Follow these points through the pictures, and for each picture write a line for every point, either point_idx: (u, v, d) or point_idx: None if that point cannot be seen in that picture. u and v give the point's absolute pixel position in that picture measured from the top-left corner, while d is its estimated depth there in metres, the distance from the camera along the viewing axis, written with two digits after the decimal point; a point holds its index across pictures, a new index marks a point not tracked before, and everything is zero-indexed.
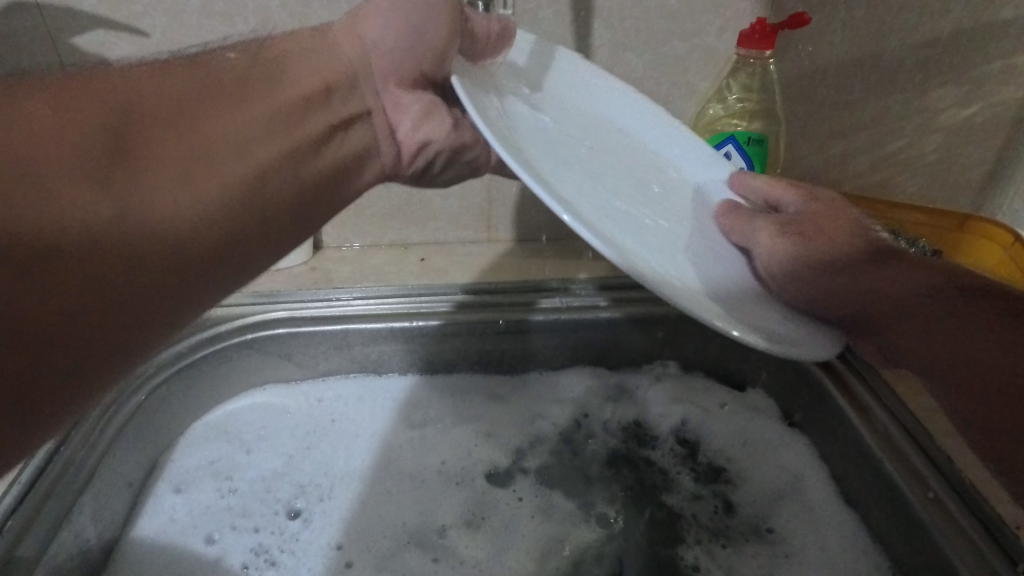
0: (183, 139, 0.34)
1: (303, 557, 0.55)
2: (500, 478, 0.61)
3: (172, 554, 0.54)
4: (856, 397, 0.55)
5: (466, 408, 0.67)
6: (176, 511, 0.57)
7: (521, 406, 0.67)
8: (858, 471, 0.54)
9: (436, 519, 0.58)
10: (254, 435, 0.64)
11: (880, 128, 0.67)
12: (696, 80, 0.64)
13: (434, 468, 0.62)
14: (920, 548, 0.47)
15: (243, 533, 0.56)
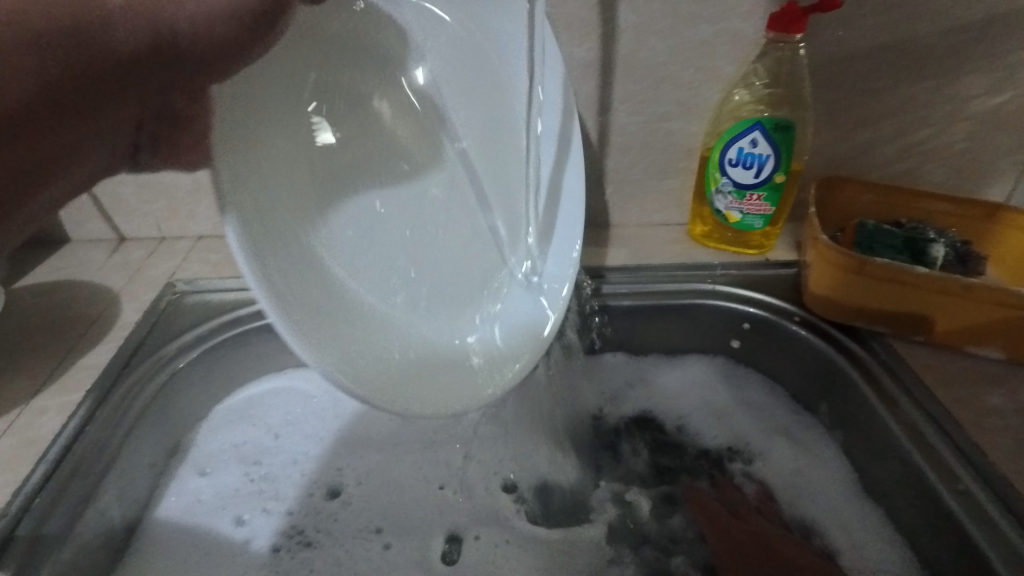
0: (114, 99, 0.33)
1: (339, 540, 0.57)
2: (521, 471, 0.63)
3: (199, 536, 0.55)
4: (884, 388, 0.54)
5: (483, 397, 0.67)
6: (202, 493, 0.58)
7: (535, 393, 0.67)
8: (882, 462, 0.53)
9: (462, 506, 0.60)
10: (279, 419, 0.64)
11: (908, 115, 0.66)
12: (722, 64, 0.63)
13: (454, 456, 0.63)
14: (946, 538, 0.47)
15: (272, 516, 0.57)
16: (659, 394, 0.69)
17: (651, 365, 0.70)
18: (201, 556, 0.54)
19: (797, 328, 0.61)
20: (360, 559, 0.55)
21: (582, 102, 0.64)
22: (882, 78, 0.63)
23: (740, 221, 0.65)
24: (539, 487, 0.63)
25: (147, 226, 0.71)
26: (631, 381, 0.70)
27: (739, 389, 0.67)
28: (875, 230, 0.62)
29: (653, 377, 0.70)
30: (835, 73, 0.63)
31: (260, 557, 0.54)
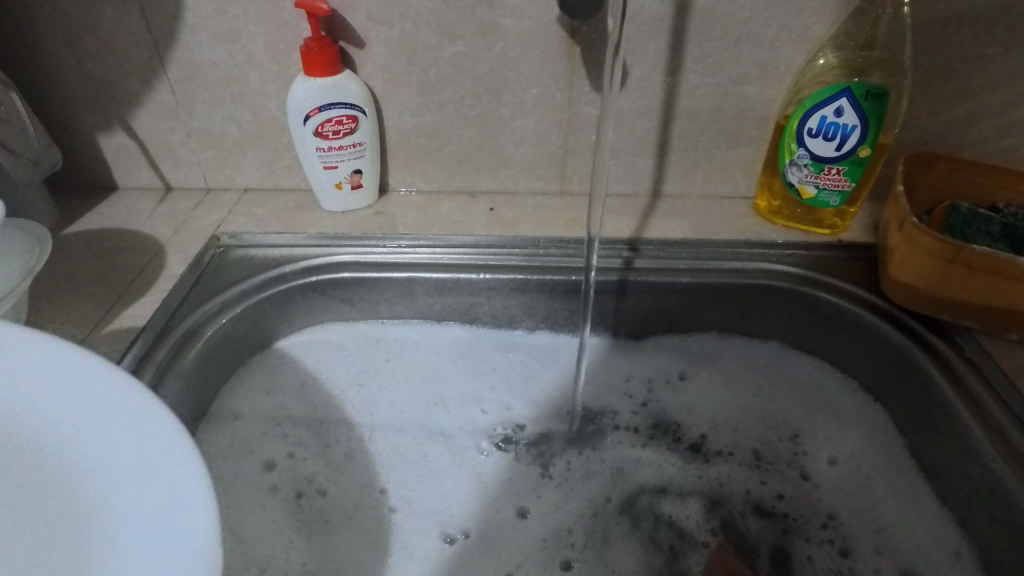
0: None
1: (350, 494, 0.55)
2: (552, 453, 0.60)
3: (228, 481, 0.54)
4: (967, 386, 0.50)
5: (532, 370, 0.65)
6: (239, 439, 0.57)
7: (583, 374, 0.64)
8: (959, 467, 0.49)
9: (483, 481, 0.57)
10: (313, 369, 0.63)
11: (1017, 88, 0.59)
12: (811, 22, 0.56)
13: (489, 426, 0.61)
14: None
15: (299, 462, 0.57)
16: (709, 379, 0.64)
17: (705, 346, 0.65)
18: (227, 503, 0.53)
19: (872, 316, 0.57)
20: (367, 513, 0.54)
21: (651, 60, 0.59)
22: (992, 43, 0.56)
23: (814, 197, 0.60)
24: (561, 470, 0.59)
25: (193, 176, 0.70)
26: (679, 359, 0.65)
27: (792, 374, 0.63)
28: (968, 214, 0.56)
29: (703, 358, 0.65)
30: (939, 36, 0.56)
31: (284, 506, 0.54)
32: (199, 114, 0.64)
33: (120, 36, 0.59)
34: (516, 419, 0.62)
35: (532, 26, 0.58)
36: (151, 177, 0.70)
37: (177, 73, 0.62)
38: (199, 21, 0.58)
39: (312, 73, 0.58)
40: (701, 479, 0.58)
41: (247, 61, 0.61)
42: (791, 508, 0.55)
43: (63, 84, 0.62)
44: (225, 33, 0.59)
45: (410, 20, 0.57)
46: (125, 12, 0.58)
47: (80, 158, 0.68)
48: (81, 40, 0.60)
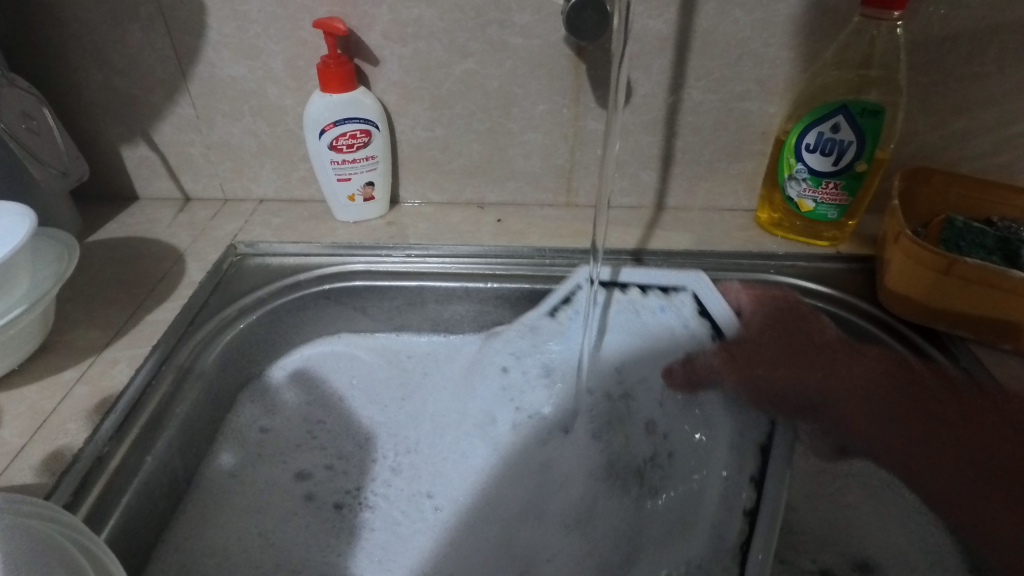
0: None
1: (392, 503, 0.56)
2: (578, 442, 0.61)
3: (251, 489, 0.56)
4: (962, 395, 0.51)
5: (535, 353, 0.64)
6: (263, 446, 0.59)
7: (589, 355, 0.62)
8: (957, 475, 0.51)
9: (523, 491, 0.58)
10: (345, 384, 0.65)
11: (1012, 105, 0.60)
12: (809, 42, 0.59)
13: (516, 426, 0.62)
14: None
15: (338, 476, 0.58)
16: (685, 318, 0.60)
17: (667, 284, 0.62)
18: (252, 509, 0.55)
19: (870, 325, 0.58)
20: (417, 523, 0.55)
21: (655, 77, 0.61)
22: (986, 62, 0.58)
23: (813, 211, 0.62)
24: (590, 475, 0.59)
25: (211, 187, 0.72)
26: (620, 321, 0.62)
27: None
28: (963, 227, 0.57)
29: (670, 296, 0.61)
30: (934, 55, 0.58)
31: (312, 514, 0.55)
32: (219, 126, 0.67)
33: (146, 52, 0.62)
34: (534, 421, 0.62)
35: (540, 45, 0.60)
36: (170, 188, 0.73)
37: (198, 88, 0.64)
38: (223, 39, 0.61)
39: (329, 89, 0.60)
40: (694, 420, 0.56)
41: (266, 78, 0.63)
42: (802, 508, 0.55)
43: (89, 97, 0.65)
44: (245, 50, 0.61)
45: (424, 39, 0.60)
46: (151, 31, 0.61)
47: (103, 168, 0.71)
48: (109, 56, 0.62)
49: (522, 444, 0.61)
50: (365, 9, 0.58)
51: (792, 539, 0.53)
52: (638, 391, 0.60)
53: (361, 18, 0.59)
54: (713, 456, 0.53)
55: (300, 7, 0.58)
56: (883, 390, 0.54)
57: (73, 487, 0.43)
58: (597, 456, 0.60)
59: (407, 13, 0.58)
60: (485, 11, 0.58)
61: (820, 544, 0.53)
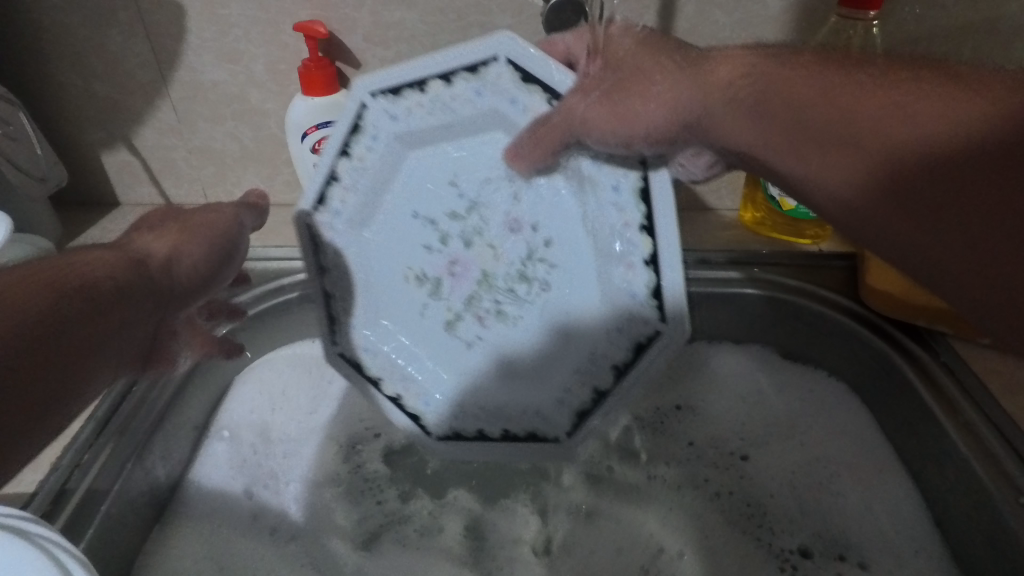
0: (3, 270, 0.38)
1: (349, 508, 0.57)
2: (454, 259, 0.55)
3: (225, 501, 0.55)
4: (941, 388, 0.52)
5: (372, 188, 0.52)
6: (224, 460, 0.57)
7: (440, 168, 0.52)
8: (937, 466, 0.51)
9: (434, 381, 0.57)
10: (293, 389, 0.63)
11: None
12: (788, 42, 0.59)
13: (384, 256, 0.55)
14: (1003, 550, 0.44)
15: (284, 484, 0.56)
16: (511, 96, 0.45)
17: (471, 58, 0.44)
18: (224, 524, 0.53)
19: (851, 321, 0.59)
20: (377, 527, 0.56)
21: None
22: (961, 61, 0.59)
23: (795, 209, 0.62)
24: (501, 371, 0.56)
25: (193, 192, 0.72)
26: (477, 150, 0.51)
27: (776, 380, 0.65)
28: None
29: (477, 71, 0.45)
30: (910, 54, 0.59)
31: (285, 525, 0.54)
32: (200, 130, 0.66)
33: (126, 57, 0.61)
34: (396, 235, 0.54)
35: None
36: (152, 194, 0.72)
37: (180, 92, 0.64)
38: (203, 43, 0.61)
39: (310, 93, 0.60)
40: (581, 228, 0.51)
41: (248, 82, 0.63)
42: (787, 502, 0.56)
43: (68, 102, 0.65)
44: (226, 54, 0.61)
45: (406, 42, 0.60)
46: (131, 36, 0.60)
47: (83, 174, 0.70)
48: (88, 62, 0.62)
49: (388, 242, 0.54)
50: (346, 12, 0.58)
51: (771, 523, 0.55)
52: (486, 197, 0.53)
53: (342, 21, 0.59)
54: (591, 282, 0.52)
55: (281, 11, 0.58)
56: (893, 165, 0.33)
57: (49, 499, 0.43)
58: (472, 271, 0.55)
59: (389, 16, 0.58)
60: (467, 13, 0.58)
61: (799, 527, 0.54)
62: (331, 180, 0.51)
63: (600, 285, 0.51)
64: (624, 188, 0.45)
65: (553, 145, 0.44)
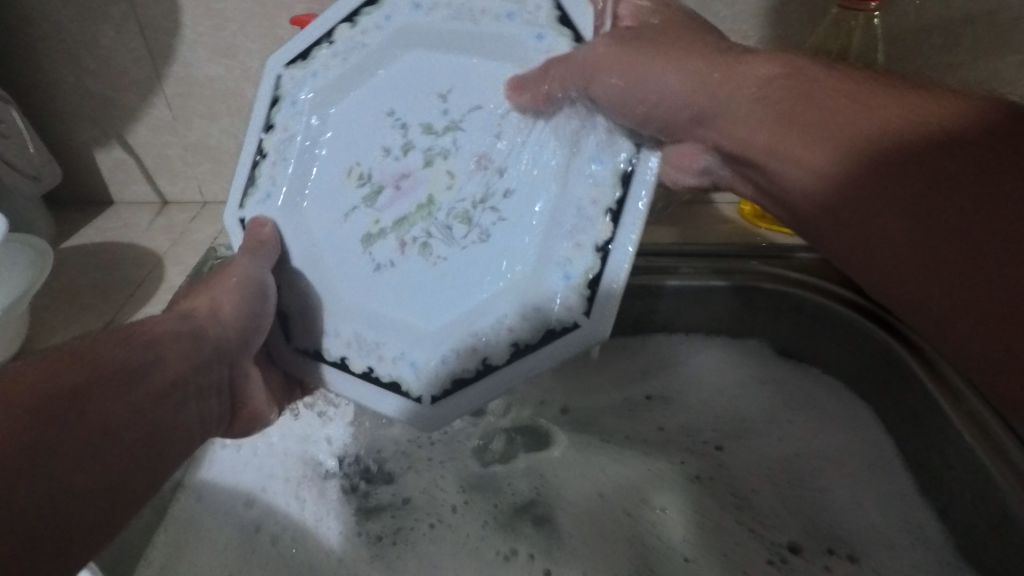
0: (89, 359, 0.35)
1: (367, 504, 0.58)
2: (406, 171, 0.47)
3: (232, 504, 0.55)
4: (945, 378, 0.52)
5: (349, 76, 0.47)
6: (234, 463, 0.57)
7: (392, 121, 0.47)
8: (942, 457, 0.51)
9: (341, 310, 0.46)
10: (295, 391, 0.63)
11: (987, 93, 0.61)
12: None
13: (329, 164, 0.48)
14: (1010, 541, 0.44)
15: (300, 484, 0.57)
16: (540, 30, 0.41)
17: None
18: (226, 534, 0.54)
19: (853, 313, 0.59)
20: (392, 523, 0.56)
21: None
22: (961, 53, 0.59)
23: None
24: (385, 285, 0.46)
25: (189, 189, 0.71)
26: (469, 73, 0.45)
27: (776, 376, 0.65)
28: None
29: (557, 11, 0.40)
30: (909, 46, 0.59)
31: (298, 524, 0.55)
32: (195, 127, 0.65)
33: (119, 53, 0.60)
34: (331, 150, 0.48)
35: None
36: (146, 191, 0.71)
37: (174, 88, 0.63)
38: (198, 38, 0.60)
39: None
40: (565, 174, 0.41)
41: (244, 77, 0.62)
42: (774, 498, 0.57)
43: (60, 99, 0.63)
44: (222, 49, 0.60)
45: None
46: (124, 31, 0.59)
47: (76, 172, 0.69)
48: (80, 58, 0.61)
49: (343, 129, 0.48)
50: None
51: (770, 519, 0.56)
52: (468, 123, 0.45)
53: None
54: (545, 218, 0.42)
55: (278, 5, 0.57)
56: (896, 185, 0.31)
57: None
58: (418, 192, 0.46)
59: None
60: None
61: (793, 521, 0.55)
62: (323, 40, 0.46)
63: (542, 238, 0.42)
64: (616, 138, 0.40)
65: (547, 89, 0.41)
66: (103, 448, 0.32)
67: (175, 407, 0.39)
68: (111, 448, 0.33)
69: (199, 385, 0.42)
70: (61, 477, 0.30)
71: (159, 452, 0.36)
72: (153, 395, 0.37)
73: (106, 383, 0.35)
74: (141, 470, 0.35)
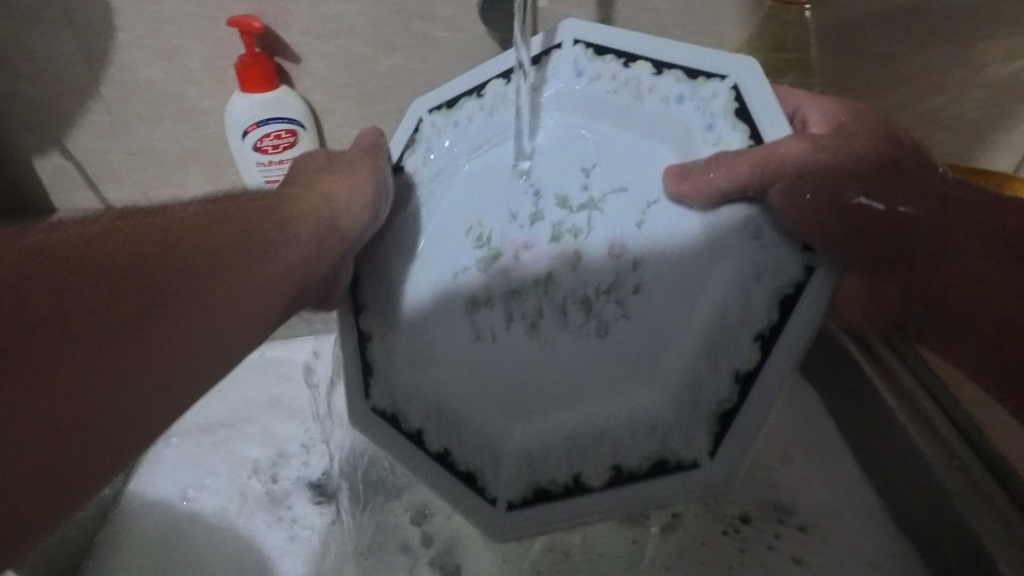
0: (140, 270, 0.33)
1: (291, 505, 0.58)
2: (528, 240, 0.46)
3: (159, 501, 0.59)
4: (883, 361, 0.55)
5: (498, 126, 0.49)
6: (174, 463, 0.62)
7: (557, 150, 0.46)
8: (877, 437, 0.53)
9: (420, 374, 0.46)
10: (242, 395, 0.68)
11: (921, 82, 0.63)
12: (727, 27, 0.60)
13: (450, 207, 0.49)
14: (937, 512, 0.46)
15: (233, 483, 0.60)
16: (711, 117, 0.40)
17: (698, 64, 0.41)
18: (152, 529, 0.57)
19: None
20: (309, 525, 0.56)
21: None
22: (895, 43, 0.61)
23: None
24: (468, 376, 0.45)
25: (135, 195, 0.70)
26: (632, 143, 0.44)
27: None
28: None
29: (697, 78, 0.41)
30: (846, 37, 0.60)
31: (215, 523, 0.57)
32: (137, 132, 0.64)
33: (52, 58, 0.59)
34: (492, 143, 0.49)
35: (465, 37, 0.59)
36: (91, 198, 0.70)
37: (113, 92, 0.62)
38: (134, 41, 0.59)
39: (250, 89, 0.58)
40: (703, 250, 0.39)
41: (184, 80, 0.61)
42: None
43: None
44: (159, 52, 0.59)
45: (346, 35, 0.59)
46: (56, 35, 0.58)
47: (15, 180, 0.67)
48: (11, 63, 0.59)
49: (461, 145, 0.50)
50: (282, 5, 0.57)
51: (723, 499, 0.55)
52: (608, 205, 0.44)
53: (279, 14, 0.57)
54: (690, 286, 0.40)
55: (215, 6, 0.57)
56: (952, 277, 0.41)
57: None
58: (540, 263, 0.45)
59: (327, 8, 0.57)
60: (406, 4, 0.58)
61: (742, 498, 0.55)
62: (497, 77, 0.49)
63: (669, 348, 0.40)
64: (765, 233, 0.37)
65: (710, 178, 0.38)
66: (117, 381, 0.30)
67: (229, 329, 0.36)
68: (120, 383, 0.30)
69: (266, 303, 0.39)
70: (53, 414, 0.28)
71: (190, 380, 0.34)
72: (201, 317, 0.34)
73: (149, 299, 0.32)
74: (163, 408, 0.32)
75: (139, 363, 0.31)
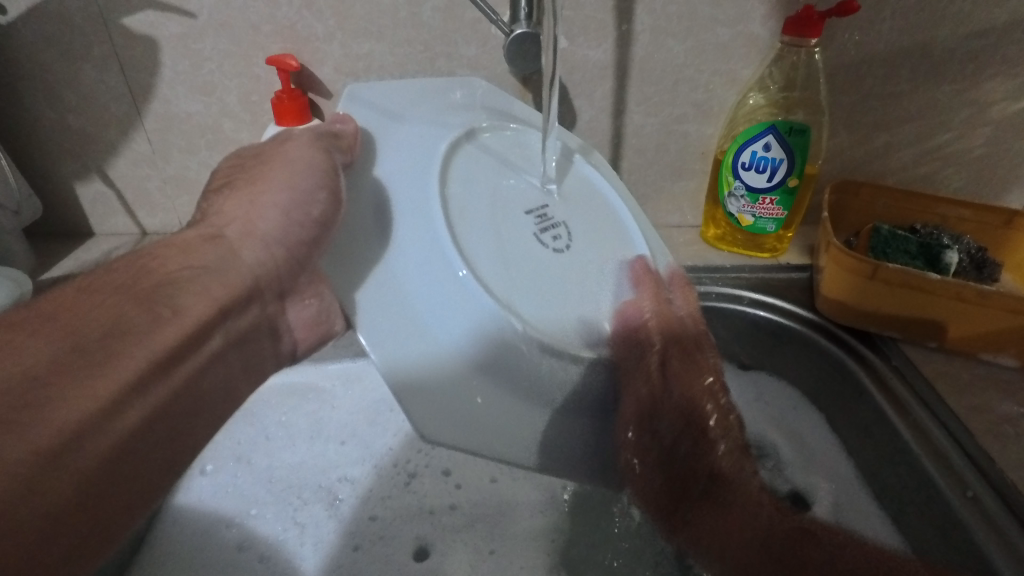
0: (111, 326, 0.34)
1: (333, 534, 0.57)
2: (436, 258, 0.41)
3: (197, 537, 0.56)
4: (894, 393, 0.54)
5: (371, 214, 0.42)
6: (206, 490, 0.58)
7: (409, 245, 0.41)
8: (891, 469, 0.52)
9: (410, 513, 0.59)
10: (274, 419, 0.63)
11: (929, 121, 0.65)
12: (739, 67, 0.63)
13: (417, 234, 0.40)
14: (950, 541, 0.46)
15: (271, 515, 0.57)
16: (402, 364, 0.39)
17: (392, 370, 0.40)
18: (205, 554, 0.55)
19: (810, 332, 0.61)
20: (355, 549, 0.56)
21: (598, 104, 0.65)
22: (901, 83, 0.63)
23: (752, 224, 0.65)
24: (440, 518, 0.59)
25: (170, 220, 0.70)
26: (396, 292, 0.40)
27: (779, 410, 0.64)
28: (889, 236, 0.62)
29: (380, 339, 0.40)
30: (853, 78, 0.63)
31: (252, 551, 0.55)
32: (174, 161, 0.65)
33: (98, 93, 0.61)
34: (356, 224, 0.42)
35: (487, 75, 0.61)
36: (127, 223, 0.71)
37: (153, 124, 0.63)
38: (178, 77, 0.60)
39: (283, 123, 0.58)
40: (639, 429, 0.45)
41: (222, 113, 0.62)
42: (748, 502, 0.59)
43: (39, 137, 0.63)
44: (200, 86, 0.61)
45: (375, 72, 0.60)
46: (104, 70, 0.59)
47: (54, 204, 0.69)
48: (60, 95, 0.61)
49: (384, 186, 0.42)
50: (318, 46, 0.58)
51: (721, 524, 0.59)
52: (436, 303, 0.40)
53: (315, 55, 0.59)
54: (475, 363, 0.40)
55: (254, 46, 0.58)
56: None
57: None
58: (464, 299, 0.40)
59: (360, 49, 0.59)
60: (433, 45, 0.59)
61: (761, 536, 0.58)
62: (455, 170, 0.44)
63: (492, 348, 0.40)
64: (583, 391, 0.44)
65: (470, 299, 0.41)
66: (62, 530, 0.30)
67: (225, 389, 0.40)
68: (103, 479, 0.32)
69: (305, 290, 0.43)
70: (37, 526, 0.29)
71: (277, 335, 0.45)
72: (131, 363, 0.34)
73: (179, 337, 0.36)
74: (133, 496, 0.34)
75: (76, 499, 0.31)
